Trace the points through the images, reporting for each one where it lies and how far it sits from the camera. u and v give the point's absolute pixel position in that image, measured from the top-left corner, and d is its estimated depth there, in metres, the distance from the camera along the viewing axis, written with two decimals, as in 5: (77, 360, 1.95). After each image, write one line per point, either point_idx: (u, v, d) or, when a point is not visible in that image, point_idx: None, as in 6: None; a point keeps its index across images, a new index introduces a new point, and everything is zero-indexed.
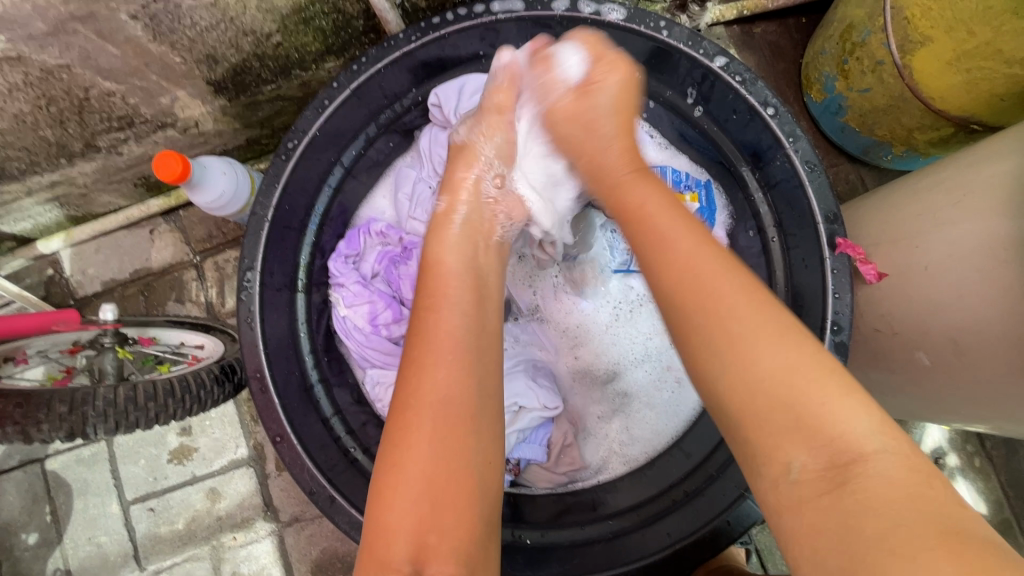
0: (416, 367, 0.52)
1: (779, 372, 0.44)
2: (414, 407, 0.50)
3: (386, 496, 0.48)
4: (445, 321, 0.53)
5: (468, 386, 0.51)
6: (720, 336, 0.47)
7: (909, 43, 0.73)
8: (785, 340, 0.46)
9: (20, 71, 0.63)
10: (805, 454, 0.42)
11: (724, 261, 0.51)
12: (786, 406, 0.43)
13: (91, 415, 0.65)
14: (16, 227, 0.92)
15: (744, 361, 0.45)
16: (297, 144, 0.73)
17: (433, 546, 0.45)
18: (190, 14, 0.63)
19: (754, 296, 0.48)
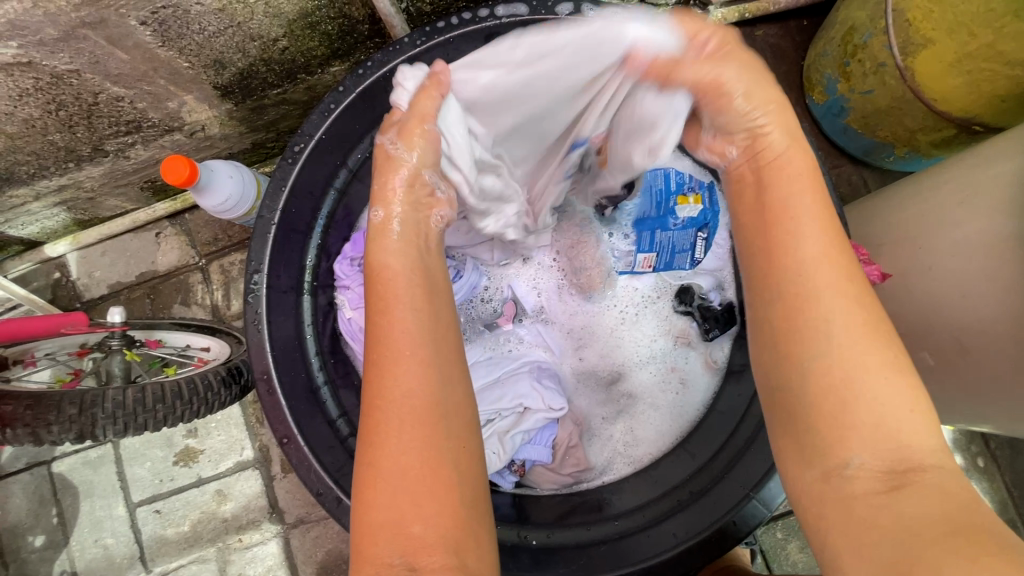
0: (379, 369, 0.48)
1: (882, 418, 0.42)
2: (381, 406, 0.47)
3: (366, 493, 0.46)
4: (397, 320, 0.50)
5: (433, 381, 0.48)
6: (817, 351, 0.44)
7: (911, 45, 0.73)
8: (894, 379, 0.43)
9: (30, 76, 0.64)
10: (865, 455, 0.41)
11: (849, 281, 0.45)
12: (870, 437, 0.42)
13: (100, 417, 0.66)
14: (23, 231, 0.93)
15: (851, 403, 0.42)
16: (303, 148, 0.74)
17: (420, 537, 0.44)
18: (198, 20, 0.64)
19: (861, 301, 0.44)
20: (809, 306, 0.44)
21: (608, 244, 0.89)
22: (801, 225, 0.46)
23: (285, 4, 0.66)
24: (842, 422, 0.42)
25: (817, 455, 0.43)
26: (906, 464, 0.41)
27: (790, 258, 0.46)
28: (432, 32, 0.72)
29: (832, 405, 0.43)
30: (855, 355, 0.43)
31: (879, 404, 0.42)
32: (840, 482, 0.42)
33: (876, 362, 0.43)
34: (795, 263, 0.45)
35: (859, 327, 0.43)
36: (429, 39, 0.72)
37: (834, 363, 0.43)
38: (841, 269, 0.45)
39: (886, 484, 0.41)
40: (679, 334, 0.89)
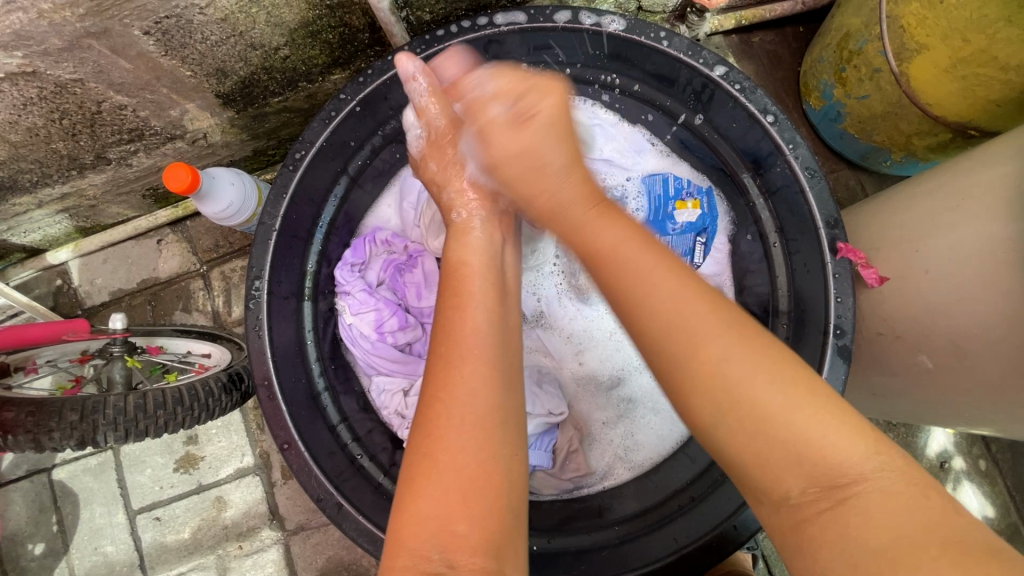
0: (445, 364, 0.50)
1: (779, 409, 0.42)
2: (444, 400, 0.48)
3: (416, 486, 0.44)
4: (472, 317, 0.53)
5: (499, 386, 0.49)
6: (697, 375, 0.44)
7: (906, 51, 0.74)
8: (778, 373, 0.43)
9: (35, 86, 0.65)
10: (802, 481, 0.41)
11: (709, 297, 0.48)
12: (786, 443, 0.41)
13: (102, 423, 0.66)
14: (25, 238, 0.93)
15: (739, 404, 0.43)
16: (304, 155, 0.74)
17: (463, 535, 0.42)
18: (201, 29, 0.64)
19: (733, 327, 0.45)
20: (678, 330, 0.46)
21: None
22: (631, 266, 0.50)
23: (287, 13, 0.67)
24: (777, 447, 0.41)
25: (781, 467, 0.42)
26: (846, 477, 0.40)
27: (640, 294, 0.48)
28: (431, 41, 0.73)
29: (750, 431, 0.42)
30: (744, 374, 0.43)
31: (786, 417, 0.42)
32: (793, 502, 0.42)
33: (746, 368, 0.43)
34: (642, 298, 0.48)
35: (733, 343, 0.44)
36: (428, 47, 0.73)
37: (716, 377, 0.44)
38: (704, 301, 0.47)
39: (830, 500, 0.40)
40: None
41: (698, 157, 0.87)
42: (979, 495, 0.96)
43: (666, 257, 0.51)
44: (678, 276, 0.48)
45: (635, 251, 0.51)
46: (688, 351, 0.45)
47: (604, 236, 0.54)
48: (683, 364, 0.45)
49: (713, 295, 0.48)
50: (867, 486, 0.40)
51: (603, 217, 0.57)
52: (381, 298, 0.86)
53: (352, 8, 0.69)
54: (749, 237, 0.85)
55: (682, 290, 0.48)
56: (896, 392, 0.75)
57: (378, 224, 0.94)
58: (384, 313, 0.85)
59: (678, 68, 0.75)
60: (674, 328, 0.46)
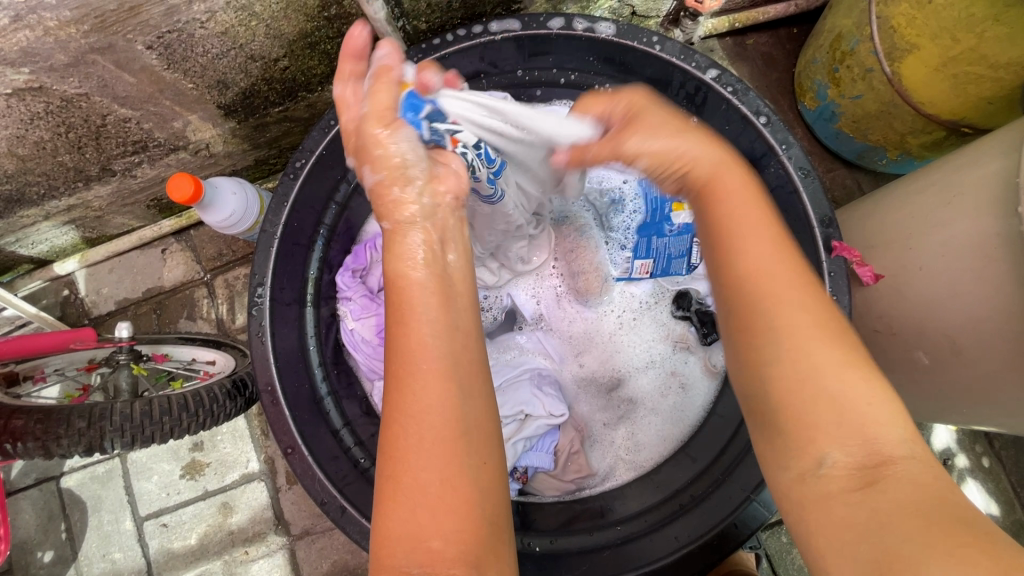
0: (399, 378, 0.46)
1: (839, 376, 0.43)
2: (402, 419, 0.45)
3: (387, 504, 0.44)
4: (418, 327, 0.47)
5: (457, 398, 0.45)
6: (766, 316, 0.45)
7: (897, 51, 0.75)
8: (838, 340, 0.44)
9: (41, 101, 0.66)
10: (839, 450, 0.41)
11: (797, 263, 0.47)
12: (836, 406, 0.42)
13: (108, 429, 0.67)
14: (33, 250, 0.95)
15: (803, 357, 0.43)
16: (304, 163, 0.76)
17: (438, 551, 0.42)
18: (202, 43, 0.66)
19: (816, 297, 0.46)
20: (760, 279, 0.46)
21: (607, 252, 0.91)
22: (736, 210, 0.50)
23: (286, 25, 0.68)
24: (812, 403, 0.42)
25: (795, 445, 0.43)
26: (880, 456, 0.41)
27: (738, 239, 0.48)
28: (427, 49, 0.74)
29: (798, 381, 0.43)
30: (803, 325, 0.44)
31: (844, 383, 0.42)
32: (823, 473, 0.42)
33: (811, 330, 0.44)
34: (734, 253, 0.48)
35: (808, 307, 0.45)
36: (425, 55, 0.74)
37: (778, 332, 0.44)
38: (799, 279, 0.46)
39: (859, 480, 0.40)
40: (678, 339, 0.90)
41: None
42: (983, 492, 0.96)
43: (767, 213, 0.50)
44: (778, 240, 0.48)
45: (743, 201, 0.50)
46: (758, 300, 0.45)
47: (723, 180, 0.52)
48: (749, 308, 0.46)
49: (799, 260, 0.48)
50: (898, 469, 0.40)
51: (722, 167, 0.53)
52: (383, 303, 0.88)
53: (350, 19, 0.71)
54: None
55: (777, 251, 0.48)
56: (894, 389, 0.75)
57: (379, 230, 0.95)
58: (385, 317, 0.87)
59: (671, 72, 0.76)
60: (760, 281, 0.46)
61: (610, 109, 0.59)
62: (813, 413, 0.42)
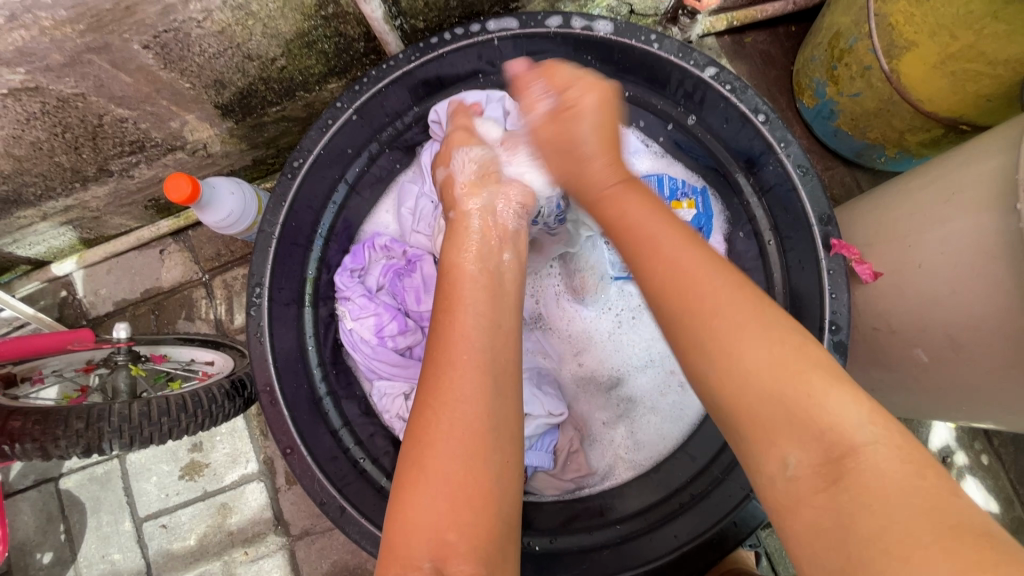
0: (437, 371, 0.52)
1: (765, 368, 0.44)
2: (436, 409, 0.49)
3: (408, 493, 0.46)
4: (462, 322, 0.54)
5: (490, 397, 0.50)
6: (693, 329, 0.48)
7: (895, 49, 0.75)
8: (768, 335, 0.46)
9: (37, 101, 0.66)
10: (798, 449, 0.42)
11: (714, 264, 0.51)
12: (775, 396, 0.43)
13: (106, 430, 0.67)
14: (31, 250, 0.95)
15: (732, 358, 0.46)
16: (303, 163, 0.75)
17: (453, 543, 0.44)
18: (199, 42, 0.66)
19: (734, 292, 0.49)
20: (677, 287, 0.50)
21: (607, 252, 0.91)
22: (644, 231, 0.55)
23: (283, 25, 0.68)
24: (762, 399, 0.44)
25: (755, 442, 0.44)
26: (841, 448, 0.41)
27: (649, 253, 0.53)
28: (425, 48, 0.74)
29: (735, 385, 0.45)
30: (741, 320, 0.47)
31: (769, 370, 0.44)
32: (790, 475, 0.42)
33: (733, 329, 0.46)
34: (647, 271, 0.53)
35: (729, 308, 0.48)
36: (422, 54, 0.74)
37: (712, 337, 0.47)
38: (713, 278, 0.49)
39: (826, 479, 0.40)
40: None
41: (693, 157, 0.89)
42: (982, 489, 0.96)
43: (673, 225, 0.55)
44: (692, 245, 0.53)
45: (652, 220, 0.55)
46: (687, 315, 0.49)
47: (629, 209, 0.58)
48: (682, 323, 0.49)
49: (719, 262, 0.51)
50: (860, 459, 0.40)
51: (628, 190, 0.60)
52: (381, 303, 0.87)
53: (348, 18, 0.70)
54: (746, 236, 0.86)
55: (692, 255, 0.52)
56: (894, 387, 0.75)
57: (377, 230, 0.95)
58: (384, 317, 0.86)
59: (669, 70, 0.76)
60: (676, 286, 0.50)
61: (559, 92, 0.69)
62: (763, 415, 0.44)
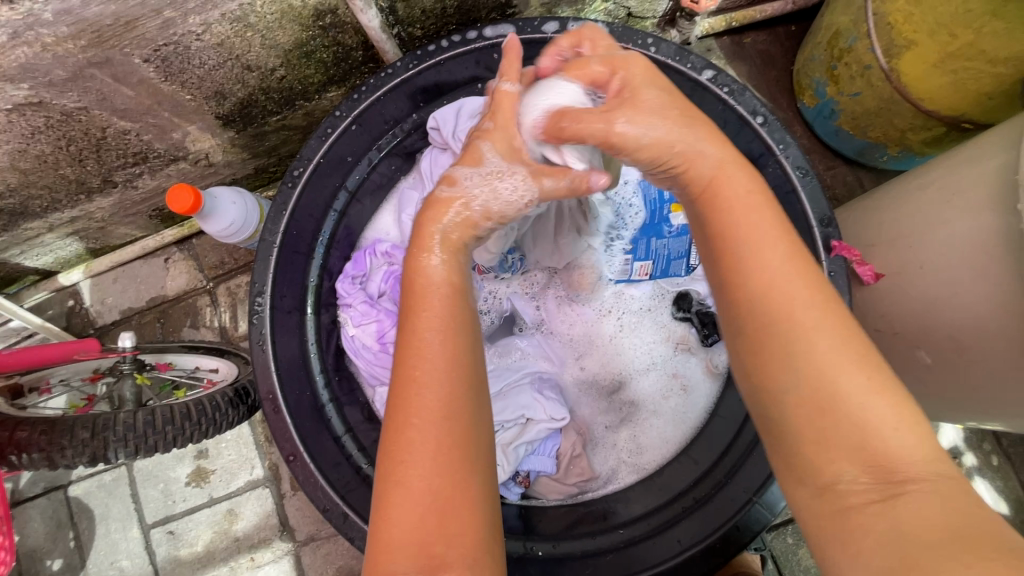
0: (408, 379, 0.45)
1: (855, 393, 0.40)
2: (411, 419, 0.44)
3: (386, 510, 0.42)
4: (433, 330, 0.47)
5: (464, 398, 0.45)
6: (783, 331, 0.42)
7: (895, 47, 0.74)
8: (863, 361, 0.41)
9: (41, 115, 0.67)
10: (854, 467, 0.40)
11: (813, 279, 0.44)
12: (860, 427, 0.40)
13: (112, 440, 0.68)
14: (38, 261, 0.96)
15: (827, 380, 0.41)
16: (302, 171, 0.76)
17: (443, 558, 0.40)
18: (198, 55, 0.66)
19: (832, 307, 0.43)
20: (771, 295, 0.44)
21: (603, 253, 0.89)
22: (747, 224, 0.46)
23: (281, 36, 0.68)
24: (846, 435, 0.40)
25: (813, 460, 0.41)
26: (899, 474, 0.39)
27: (746, 255, 0.45)
28: (422, 56, 0.74)
29: (818, 413, 0.41)
30: (816, 316, 0.43)
31: (863, 399, 0.40)
32: (843, 487, 0.40)
33: (832, 350, 0.42)
34: (749, 258, 0.45)
35: (828, 326, 0.42)
36: (420, 62, 0.74)
37: (809, 368, 0.41)
38: (809, 290, 0.44)
39: (881, 493, 0.39)
40: (680, 341, 0.89)
41: None
42: (991, 490, 0.95)
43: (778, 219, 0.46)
44: (788, 242, 0.45)
45: (755, 202, 0.47)
46: (777, 318, 0.43)
47: (728, 189, 0.48)
48: (763, 325, 0.43)
49: (819, 278, 0.45)
50: (920, 486, 0.38)
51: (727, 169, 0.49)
52: (383, 309, 0.87)
53: (345, 27, 0.71)
54: None
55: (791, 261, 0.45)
56: None
57: (378, 236, 0.95)
58: (385, 324, 0.86)
59: (667, 74, 0.76)
60: (773, 299, 0.43)
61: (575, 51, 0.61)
62: (837, 437, 0.40)
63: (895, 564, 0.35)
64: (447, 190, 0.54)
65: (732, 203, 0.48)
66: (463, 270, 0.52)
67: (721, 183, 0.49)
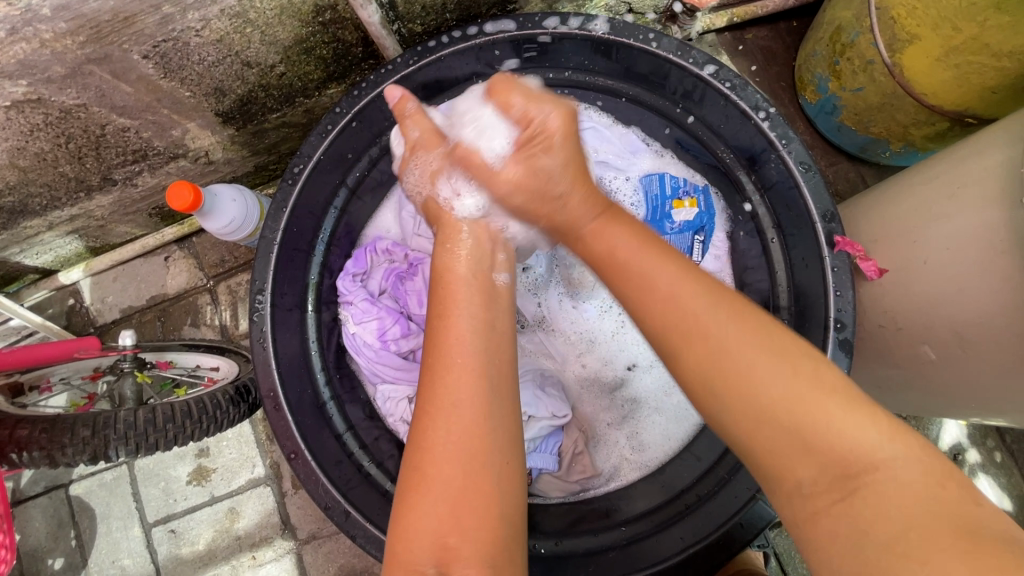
0: (433, 375, 0.51)
1: (780, 397, 0.44)
2: (432, 413, 0.50)
3: (411, 497, 0.47)
4: (456, 328, 0.54)
5: (486, 392, 0.50)
6: (694, 350, 0.47)
7: (898, 42, 0.74)
8: (784, 359, 0.45)
9: (40, 112, 0.66)
10: (812, 470, 0.42)
11: (711, 295, 0.49)
12: (786, 426, 0.43)
13: (113, 438, 0.68)
14: (38, 260, 0.96)
15: (749, 389, 0.45)
16: (302, 169, 0.76)
17: (455, 547, 0.44)
18: (198, 51, 0.66)
19: (742, 316, 0.48)
20: (671, 309, 0.49)
21: None
22: (631, 266, 0.54)
23: (281, 32, 0.68)
24: (783, 432, 0.43)
25: (774, 470, 0.44)
26: (857, 466, 0.41)
27: (646, 289, 0.51)
28: (423, 52, 0.74)
29: (754, 422, 0.44)
30: (727, 330, 0.47)
31: (791, 394, 0.43)
32: (807, 493, 0.43)
33: (757, 356, 0.45)
34: (654, 296, 0.51)
35: (736, 337, 0.46)
36: (420, 58, 0.74)
37: (719, 361, 0.46)
38: (714, 306, 0.48)
39: (842, 491, 0.41)
40: None
41: (694, 155, 0.87)
42: (995, 486, 0.94)
43: (679, 264, 0.52)
44: (679, 270, 0.51)
45: (636, 251, 0.55)
46: (680, 331, 0.48)
47: (611, 240, 0.57)
48: (687, 348, 0.48)
49: (728, 297, 0.50)
50: (878, 475, 0.40)
51: (606, 228, 0.59)
52: (384, 307, 0.87)
53: (344, 23, 0.71)
54: (749, 234, 0.85)
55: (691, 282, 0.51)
56: (901, 385, 0.74)
57: (378, 233, 0.95)
58: (386, 321, 0.86)
59: (669, 69, 0.76)
60: (672, 317, 0.49)
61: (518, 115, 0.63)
62: (776, 439, 0.43)
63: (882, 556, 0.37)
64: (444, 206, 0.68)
65: (622, 258, 0.55)
66: (480, 264, 0.62)
67: (604, 231, 0.59)
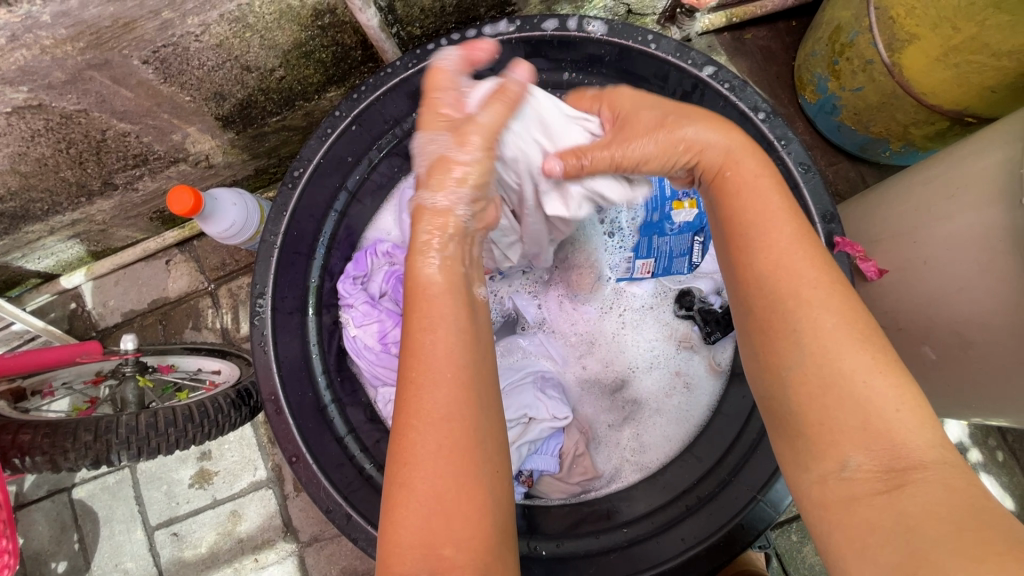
0: (411, 385, 0.45)
1: (860, 375, 0.41)
2: (415, 426, 0.44)
3: (395, 513, 0.43)
4: (433, 335, 0.46)
5: (468, 404, 0.45)
6: (790, 314, 0.43)
7: (897, 42, 0.74)
8: (868, 343, 0.42)
9: (41, 118, 0.66)
10: (862, 454, 0.40)
11: (819, 259, 0.46)
12: (857, 406, 0.41)
13: (115, 442, 0.68)
14: (40, 264, 0.96)
15: (829, 359, 0.42)
16: (302, 172, 0.76)
17: (449, 558, 0.41)
18: (197, 56, 0.66)
19: (837, 287, 0.44)
20: (772, 264, 0.45)
21: (607, 254, 0.90)
22: (749, 204, 0.48)
23: (280, 36, 0.68)
24: (846, 411, 0.41)
25: (820, 447, 0.42)
26: (904, 460, 0.40)
27: (757, 228, 0.47)
28: (422, 55, 0.74)
29: (820, 391, 0.42)
30: (810, 286, 0.44)
31: (868, 380, 0.41)
32: (849, 475, 0.41)
33: (838, 331, 0.42)
34: (764, 238, 0.46)
35: (835, 306, 0.43)
36: (420, 61, 0.74)
37: (812, 330, 0.43)
38: (817, 267, 0.45)
39: (886, 484, 0.39)
40: (682, 339, 0.89)
41: None
42: (998, 486, 0.94)
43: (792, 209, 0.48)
44: (797, 225, 0.47)
45: (760, 187, 0.49)
46: (769, 291, 0.45)
47: (733, 172, 0.51)
48: (774, 304, 0.44)
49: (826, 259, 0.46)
50: (927, 474, 0.39)
51: (734, 155, 0.52)
52: (385, 309, 0.88)
53: (344, 27, 0.71)
54: None
55: (796, 244, 0.46)
56: None
57: (379, 236, 0.95)
58: (387, 323, 0.86)
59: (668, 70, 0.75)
60: (784, 279, 0.44)
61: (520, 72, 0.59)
62: (842, 416, 0.41)
63: (903, 560, 0.36)
64: (434, 200, 0.52)
65: (740, 188, 0.50)
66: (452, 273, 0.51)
67: (732, 164, 0.51)
